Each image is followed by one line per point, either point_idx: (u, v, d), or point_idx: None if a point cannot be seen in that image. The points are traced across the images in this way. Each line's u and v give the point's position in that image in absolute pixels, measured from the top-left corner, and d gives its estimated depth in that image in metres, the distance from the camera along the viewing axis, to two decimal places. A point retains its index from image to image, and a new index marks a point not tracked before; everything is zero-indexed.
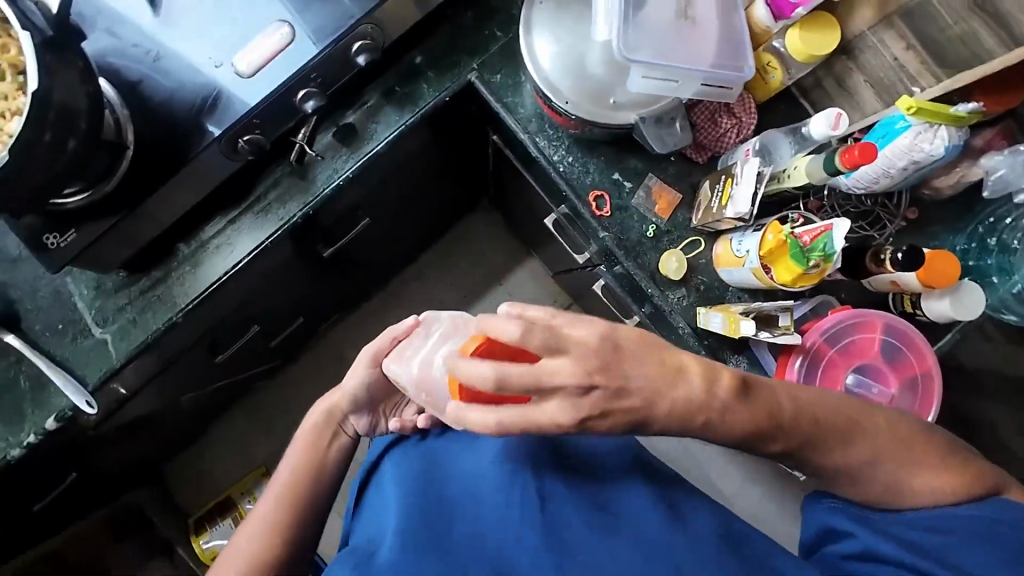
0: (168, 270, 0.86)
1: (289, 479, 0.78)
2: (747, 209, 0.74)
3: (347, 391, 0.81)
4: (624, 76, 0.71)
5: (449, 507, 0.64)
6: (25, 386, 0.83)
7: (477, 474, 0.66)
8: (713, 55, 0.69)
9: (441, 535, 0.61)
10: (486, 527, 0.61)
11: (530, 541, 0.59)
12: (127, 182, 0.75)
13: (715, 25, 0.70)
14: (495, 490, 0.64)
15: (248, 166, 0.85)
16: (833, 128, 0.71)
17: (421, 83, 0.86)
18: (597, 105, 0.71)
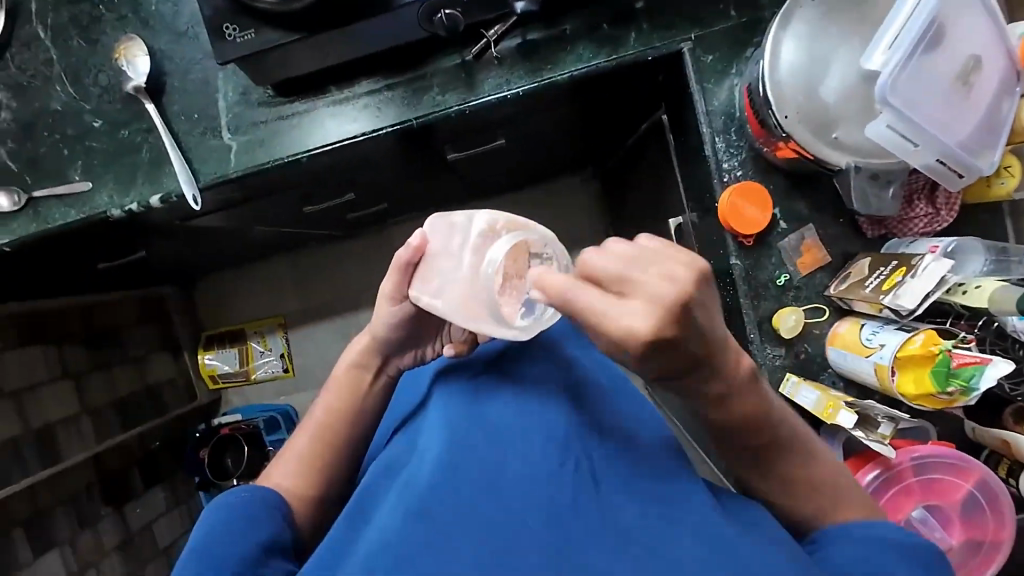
0: (310, 108, 0.84)
1: (325, 415, 0.80)
2: (911, 306, 0.68)
3: (377, 335, 0.78)
4: (860, 116, 0.65)
5: (494, 437, 0.59)
6: (146, 156, 0.85)
7: (527, 416, 0.61)
8: (967, 136, 0.62)
9: (485, 463, 0.56)
10: (535, 465, 0.55)
11: (575, 486, 0.53)
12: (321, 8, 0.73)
13: (987, 106, 0.62)
14: (545, 430, 0.59)
15: (427, 40, 0.81)
16: None
17: (631, 30, 0.79)
18: (814, 134, 0.66)
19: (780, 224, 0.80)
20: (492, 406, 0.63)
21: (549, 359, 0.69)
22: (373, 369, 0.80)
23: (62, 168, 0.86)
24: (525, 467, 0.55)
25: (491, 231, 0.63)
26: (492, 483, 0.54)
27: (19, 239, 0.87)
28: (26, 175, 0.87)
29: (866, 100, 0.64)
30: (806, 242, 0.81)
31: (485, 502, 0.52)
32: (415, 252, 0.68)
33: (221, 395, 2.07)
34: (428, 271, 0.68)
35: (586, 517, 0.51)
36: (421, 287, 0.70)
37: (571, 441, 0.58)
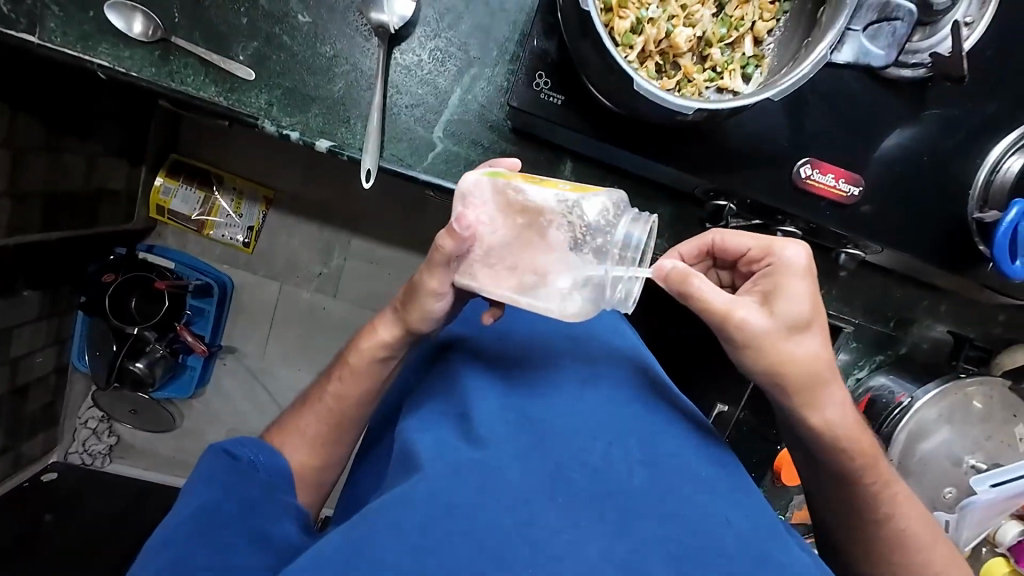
0: (535, 163, 0.75)
1: (333, 403, 0.69)
2: None
3: (420, 331, 0.63)
4: (926, 480, 0.81)
5: (528, 400, 0.55)
6: (337, 90, 0.70)
7: (578, 411, 0.54)
8: (966, 533, 0.80)
9: (523, 426, 0.52)
10: (580, 432, 0.52)
11: (623, 462, 0.50)
12: (632, 123, 0.68)
13: (993, 518, 0.81)
14: (598, 403, 0.55)
15: (679, 189, 0.77)
16: None
17: (823, 288, 0.84)
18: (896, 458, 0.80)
19: None
20: (536, 395, 0.56)
21: (617, 359, 0.61)
22: (400, 357, 0.67)
23: (230, 36, 0.68)
24: (566, 431, 0.52)
25: (574, 201, 0.54)
26: (537, 444, 0.50)
27: (122, 74, 0.67)
28: (179, 13, 0.67)
29: (950, 465, 0.82)
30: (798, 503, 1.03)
31: (525, 460, 0.48)
32: (469, 241, 0.53)
33: (154, 229, 1.57)
34: (489, 257, 0.54)
35: (645, 490, 0.48)
36: (479, 274, 0.54)
37: (618, 425, 0.53)
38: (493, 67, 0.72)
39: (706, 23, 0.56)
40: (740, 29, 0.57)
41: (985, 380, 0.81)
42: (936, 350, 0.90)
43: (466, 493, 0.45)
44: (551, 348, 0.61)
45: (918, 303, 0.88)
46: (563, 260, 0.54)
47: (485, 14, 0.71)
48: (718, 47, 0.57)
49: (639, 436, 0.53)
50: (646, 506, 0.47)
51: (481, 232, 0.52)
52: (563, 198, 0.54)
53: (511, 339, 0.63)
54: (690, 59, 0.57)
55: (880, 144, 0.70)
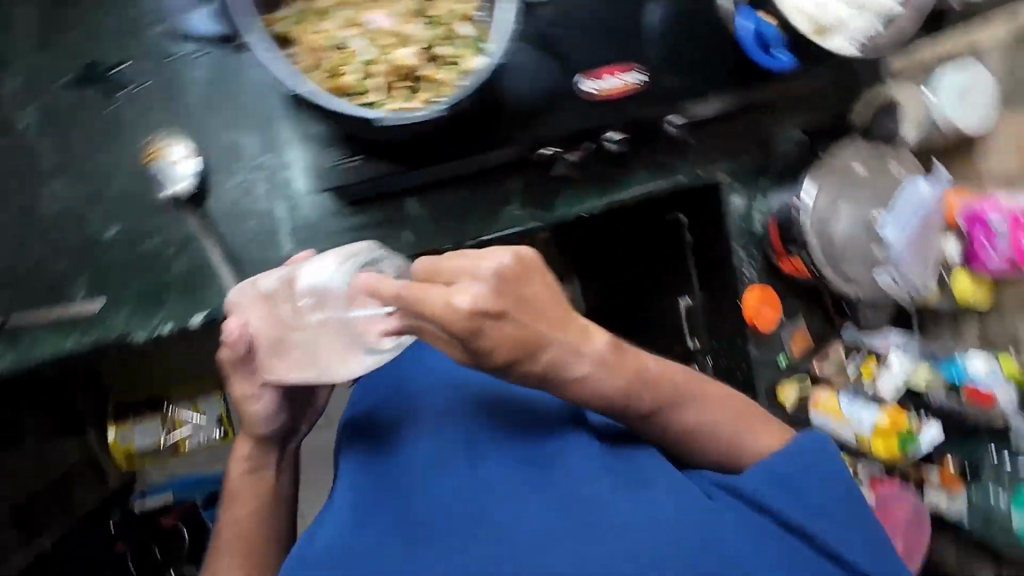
0: (385, 218, 0.79)
1: (233, 530, 0.68)
2: (887, 395, 0.94)
3: (263, 430, 0.70)
4: (859, 256, 0.87)
5: (406, 462, 0.54)
6: (180, 269, 0.73)
7: (425, 457, 0.54)
8: (914, 275, 0.88)
9: (402, 497, 0.51)
10: (420, 481, 0.52)
11: (493, 517, 0.48)
12: (432, 141, 0.75)
13: (927, 248, 0.89)
14: (435, 450, 0.54)
15: (511, 163, 0.81)
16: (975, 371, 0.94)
17: (681, 161, 0.91)
18: (822, 256, 0.88)
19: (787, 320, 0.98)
20: (380, 470, 0.56)
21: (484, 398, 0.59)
22: (269, 466, 0.72)
23: (62, 285, 0.71)
24: (419, 469, 0.53)
25: (318, 265, 0.64)
26: (370, 512, 0.51)
27: None
28: (6, 295, 0.70)
29: (868, 236, 0.88)
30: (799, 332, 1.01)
31: (386, 532, 0.48)
32: (236, 339, 0.63)
33: None
34: (271, 351, 0.64)
35: (480, 510, 0.48)
36: (270, 366, 0.64)
37: (459, 448, 0.54)
38: (296, 168, 0.76)
39: (419, 33, 0.64)
40: (449, 21, 0.65)
41: (847, 148, 0.89)
42: (804, 149, 0.97)
43: (329, 570, 0.47)
44: (438, 406, 0.59)
45: (761, 123, 0.94)
46: (324, 333, 0.60)
47: (262, 131, 0.75)
48: (440, 43, 0.64)
49: (471, 457, 0.53)
50: (481, 521, 0.47)
51: (244, 323, 0.63)
52: (296, 279, 0.63)
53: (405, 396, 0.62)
54: (426, 65, 0.64)
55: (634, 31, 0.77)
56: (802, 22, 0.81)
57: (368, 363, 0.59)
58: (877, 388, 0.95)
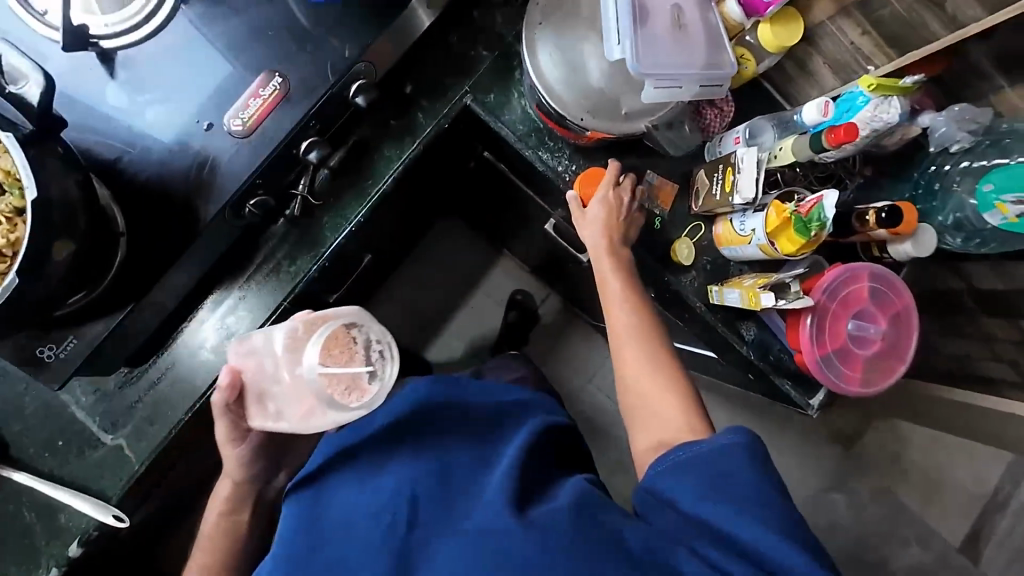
0: (176, 355, 0.78)
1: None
2: (752, 195, 0.80)
3: (233, 474, 0.79)
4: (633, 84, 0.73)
5: (378, 482, 0.71)
6: (31, 516, 0.74)
7: (353, 512, 0.69)
8: (703, 59, 0.75)
9: (397, 525, 0.65)
10: (367, 516, 0.67)
11: (459, 514, 0.66)
12: (121, 287, 0.66)
13: (700, 27, 0.75)
14: (386, 488, 0.70)
15: (248, 230, 0.77)
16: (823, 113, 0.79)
17: (416, 112, 0.83)
18: (607, 114, 0.74)
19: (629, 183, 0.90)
20: (328, 522, 0.68)
21: (416, 437, 0.76)
22: (244, 510, 0.81)
23: None
24: (346, 522, 0.68)
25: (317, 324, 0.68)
26: (331, 543, 0.66)
27: None
28: None
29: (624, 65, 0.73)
30: (657, 184, 0.91)
31: (380, 538, 0.64)
32: (229, 386, 0.69)
33: None
34: (257, 400, 0.71)
35: (416, 531, 0.65)
36: (258, 413, 0.72)
37: (413, 480, 0.70)
38: None
39: None
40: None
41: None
42: None
43: (318, 564, 0.64)
44: (418, 476, 0.70)
45: (472, 18, 0.83)
46: (295, 395, 0.68)
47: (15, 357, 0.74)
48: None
49: (405, 480, 0.70)
50: (424, 531, 0.65)
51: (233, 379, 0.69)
52: (293, 335, 0.68)
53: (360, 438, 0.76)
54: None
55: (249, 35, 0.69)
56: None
57: (332, 420, 0.67)
58: (738, 195, 0.82)
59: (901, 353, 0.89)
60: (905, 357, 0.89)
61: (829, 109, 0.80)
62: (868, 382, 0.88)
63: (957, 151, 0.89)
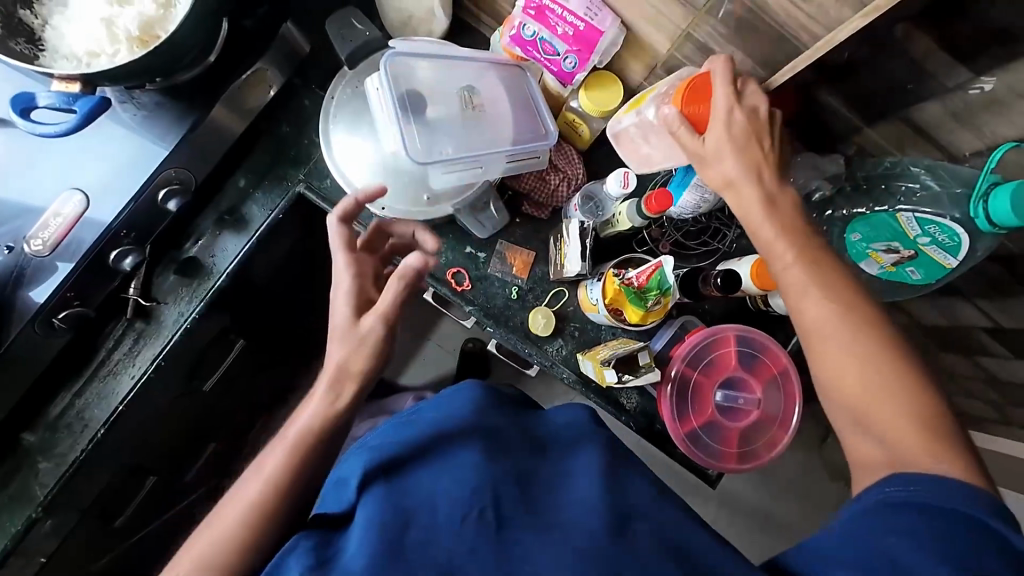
0: (16, 465, 0.79)
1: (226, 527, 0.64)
2: (579, 267, 0.80)
3: None
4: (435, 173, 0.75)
5: (449, 477, 0.53)
6: None
7: (436, 498, 0.51)
8: (512, 132, 0.74)
9: (485, 520, 0.49)
10: (444, 512, 0.49)
11: (562, 517, 0.50)
12: None
13: (505, 103, 0.74)
14: (446, 476, 0.53)
15: (82, 336, 0.79)
16: (624, 186, 0.75)
17: (250, 204, 0.85)
18: (407, 202, 0.75)
19: (478, 255, 0.87)
20: (406, 497, 0.52)
21: (497, 425, 0.62)
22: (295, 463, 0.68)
23: None
24: (439, 498, 0.51)
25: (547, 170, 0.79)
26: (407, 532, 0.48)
27: None
28: None
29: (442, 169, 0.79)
30: (509, 253, 0.88)
31: (468, 538, 0.47)
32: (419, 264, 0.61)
33: None
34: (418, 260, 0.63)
35: (551, 525, 0.49)
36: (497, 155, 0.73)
37: (457, 470, 0.53)
38: None
39: None
40: None
41: (338, 87, 0.75)
42: None
43: (419, 555, 0.46)
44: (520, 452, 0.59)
45: (301, 108, 0.85)
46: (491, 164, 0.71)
47: None
48: None
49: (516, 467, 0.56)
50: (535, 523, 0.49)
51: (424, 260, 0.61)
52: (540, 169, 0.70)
53: (444, 430, 0.59)
54: None
55: (60, 156, 0.73)
56: (128, 31, 0.64)
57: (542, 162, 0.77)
58: (570, 270, 0.81)
59: (786, 422, 0.80)
60: (790, 426, 0.80)
61: (630, 180, 0.75)
62: (749, 456, 0.79)
63: (819, 199, 0.82)
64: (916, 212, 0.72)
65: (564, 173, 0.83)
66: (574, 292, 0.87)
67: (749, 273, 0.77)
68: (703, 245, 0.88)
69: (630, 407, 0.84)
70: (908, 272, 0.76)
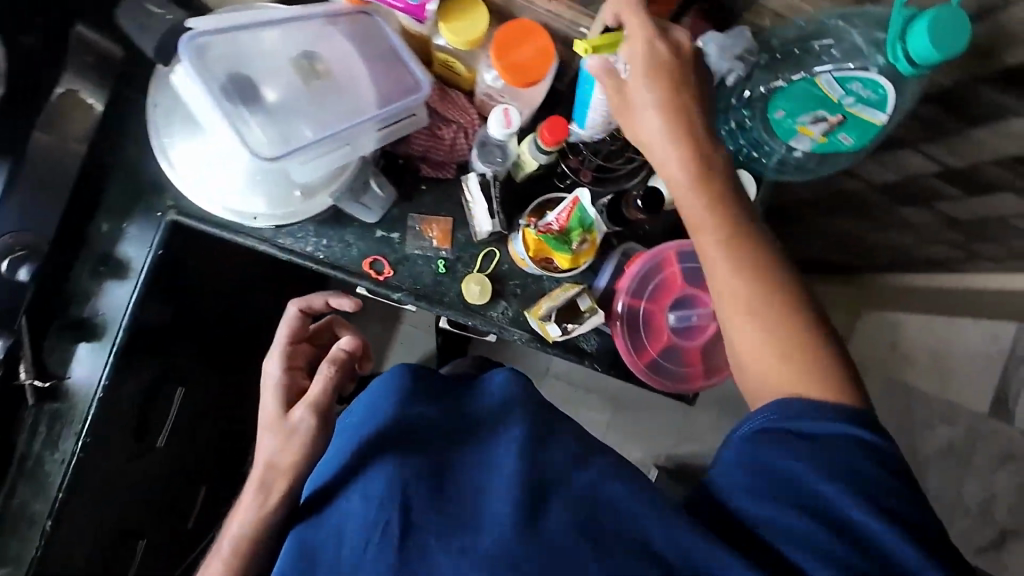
0: None
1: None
2: (490, 226, 0.76)
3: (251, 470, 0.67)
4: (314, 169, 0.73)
5: (359, 496, 0.51)
6: None
7: (344, 524, 0.50)
8: (374, 93, 0.64)
9: (388, 535, 0.47)
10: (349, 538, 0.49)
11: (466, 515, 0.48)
12: None
13: (360, 62, 0.64)
14: (355, 496, 0.51)
15: None
16: (507, 126, 0.67)
17: (123, 247, 0.75)
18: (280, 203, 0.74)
19: (391, 237, 0.79)
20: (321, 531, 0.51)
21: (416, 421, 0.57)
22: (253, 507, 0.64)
23: None
24: (345, 525, 0.50)
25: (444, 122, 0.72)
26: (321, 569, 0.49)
27: None
28: None
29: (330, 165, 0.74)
30: (424, 225, 0.80)
31: (369, 563, 0.47)
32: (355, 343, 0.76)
33: None
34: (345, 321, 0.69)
35: (453, 529, 0.47)
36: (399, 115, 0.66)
37: (366, 485, 0.51)
38: None
39: None
40: None
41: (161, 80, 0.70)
42: None
43: None
44: (434, 443, 0.54)
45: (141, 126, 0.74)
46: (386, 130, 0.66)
47: None
48: None
49: (427, 463, 0.52)
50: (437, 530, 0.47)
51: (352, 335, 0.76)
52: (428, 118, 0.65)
53: (366, 443, 0.55)
54: None
55: None
56: None
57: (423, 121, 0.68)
58: (480, 229, 0.77)
59: None
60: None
61: (512, 118, 0.67)
62: (720, 369, 0.76)
63: (736, 81, 0.73)
64: (835, 71, 0.65)
65: (456, 124, 0.75)
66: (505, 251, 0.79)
67: None
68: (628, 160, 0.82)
69: (592, 351, 0.77)
70: (839, 140, 0.68)
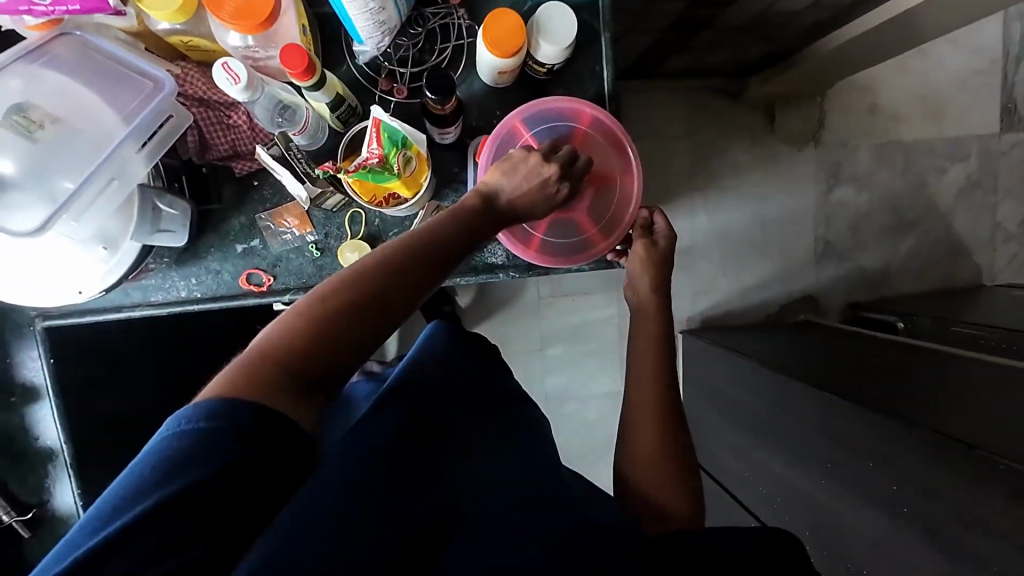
0: None
1: None
2: (306, 192, 0.71)
3: None
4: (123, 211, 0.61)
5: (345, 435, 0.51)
6: None
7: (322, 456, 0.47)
8: (118, 110, 0.58)
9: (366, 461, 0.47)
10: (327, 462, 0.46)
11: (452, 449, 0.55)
12: None
13: (84, 88, 0.57)
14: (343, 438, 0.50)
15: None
16: (236, 80, 0.57)
17: (20, 372, 0.75)
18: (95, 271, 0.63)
19: (253, 245, 0.74)
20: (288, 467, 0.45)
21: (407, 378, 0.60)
22: None
23: None
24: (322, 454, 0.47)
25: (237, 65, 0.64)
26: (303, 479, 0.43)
27: None
28: None
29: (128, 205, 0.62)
30: (278, 217, 0.74)
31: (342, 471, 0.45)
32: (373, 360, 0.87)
33: None
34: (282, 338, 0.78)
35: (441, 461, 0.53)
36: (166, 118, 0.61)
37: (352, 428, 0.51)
38: None
39: None
40: None
41: None
42: None
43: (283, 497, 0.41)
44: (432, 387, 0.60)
45: None
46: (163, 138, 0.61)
47: None
48: None
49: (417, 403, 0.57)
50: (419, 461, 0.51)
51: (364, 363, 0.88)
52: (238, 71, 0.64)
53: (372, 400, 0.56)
54: None
55: None
56: None
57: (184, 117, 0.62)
58: (300, 200, 0.72)
59: (626, 173, 0.75)
60: (631, 167, 0.75)
61: (238, 68, 0.57)
62: (616, 222, 0.77)
63: None
64: None
65: (240, 102, 0.68)
66: (367, 207, 0.73)
67: (485, 47, 0.68)
68: (442, 51, 0.74)
69: (499, 261, 0.78)
70: None
